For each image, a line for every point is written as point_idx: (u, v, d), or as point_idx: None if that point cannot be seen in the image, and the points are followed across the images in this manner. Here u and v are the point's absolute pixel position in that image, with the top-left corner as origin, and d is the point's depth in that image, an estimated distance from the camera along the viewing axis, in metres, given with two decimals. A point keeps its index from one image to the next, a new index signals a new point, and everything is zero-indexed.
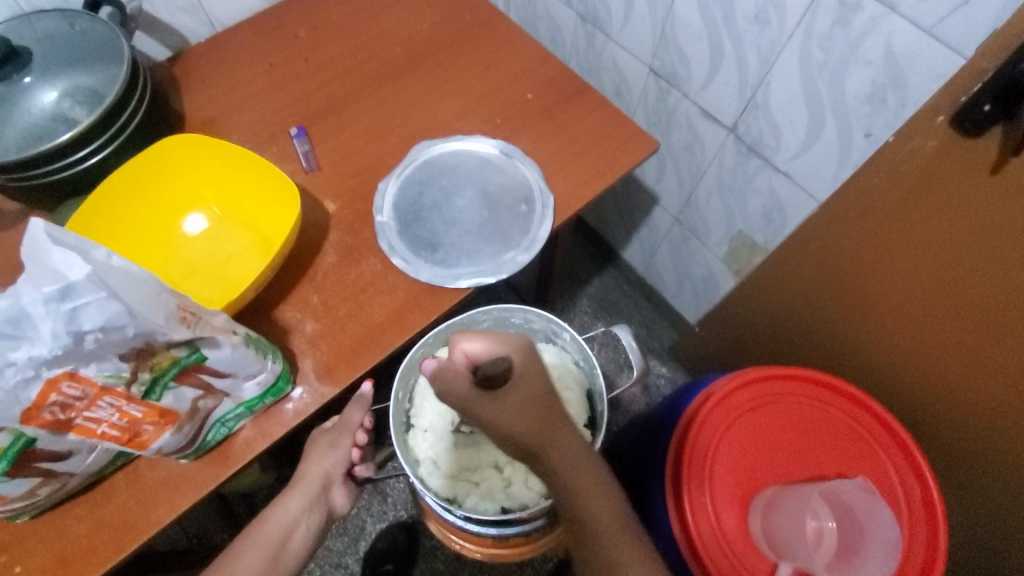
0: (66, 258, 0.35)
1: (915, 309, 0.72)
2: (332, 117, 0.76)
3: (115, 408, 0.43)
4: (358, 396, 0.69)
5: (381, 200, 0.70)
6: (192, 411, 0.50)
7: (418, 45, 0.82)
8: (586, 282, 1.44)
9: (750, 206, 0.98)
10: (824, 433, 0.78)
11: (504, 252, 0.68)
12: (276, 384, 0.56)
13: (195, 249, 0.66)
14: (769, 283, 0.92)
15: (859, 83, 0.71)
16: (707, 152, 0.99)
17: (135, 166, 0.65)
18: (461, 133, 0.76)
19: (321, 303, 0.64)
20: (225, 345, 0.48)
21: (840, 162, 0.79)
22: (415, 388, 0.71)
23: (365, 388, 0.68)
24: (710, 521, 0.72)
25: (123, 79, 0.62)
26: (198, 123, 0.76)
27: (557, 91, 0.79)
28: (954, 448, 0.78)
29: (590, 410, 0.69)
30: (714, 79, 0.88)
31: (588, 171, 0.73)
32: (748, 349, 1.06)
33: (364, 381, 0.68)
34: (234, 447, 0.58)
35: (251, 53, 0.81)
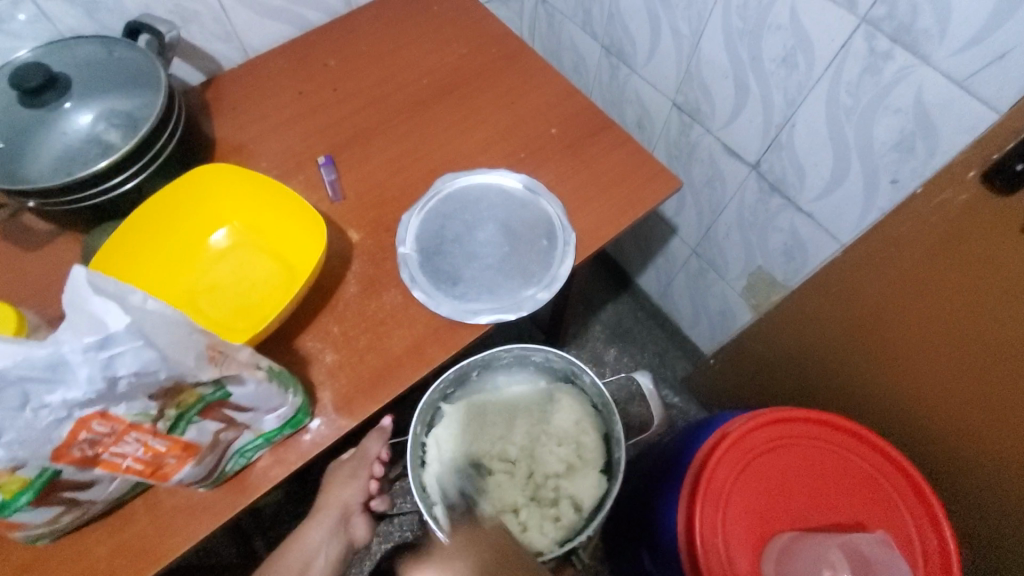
0: (104, 305, 0.36)
1: (938, 362, 0.70)
2: (359, 146, 0.77)
3: (141, 443, 0.44)
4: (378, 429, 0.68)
5: (404, 232, 0.71)
6: (213, 444, 0.50)
7: (445, 77, 0.83)
8: (601, 308, 1.44)
9: (770, 242, 0.97)
10: (842, 480, 0.77)
11: (524, 288, 0.68)
12: (296, 417, 0.57)
13: (220, 273, 0.67)
14: (788, 321, 0.91)
15: (887, 130, 0.70)
16: (728, 187, 0.99)
17: (168, 194, 0.67)
18: (485, 166, 0.76)
19: (341, 333, 0.65)
20: (249, 382, 0.48)
21: (865, 206, 0.79)
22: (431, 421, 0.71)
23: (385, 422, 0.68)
24: (723, 568, 0.71)
25: (160, 107, 0.64)
26: (227, 149, 0.77)
27: (581, 127, 0.79)
28: (972, 502, 0.77)
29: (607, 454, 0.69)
30: (739, 117, 0.88)
31: (610, 209, 0.73)
32: (764, 386, 1.05)
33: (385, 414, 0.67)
34: (251, 477, 0.58)
35: (282, 81, 0.83)
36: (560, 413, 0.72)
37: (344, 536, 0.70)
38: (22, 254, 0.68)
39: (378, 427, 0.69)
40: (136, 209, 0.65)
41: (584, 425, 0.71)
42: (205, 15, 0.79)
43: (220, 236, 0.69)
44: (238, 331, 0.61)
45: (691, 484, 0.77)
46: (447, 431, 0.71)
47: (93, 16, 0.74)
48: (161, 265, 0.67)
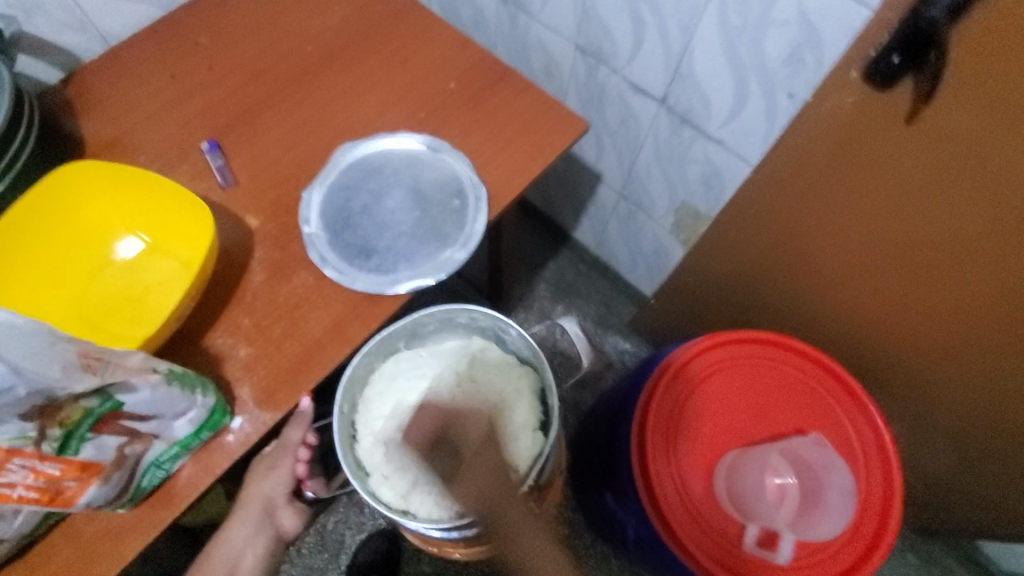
0: None
1: (852, 262, 0.73)
2: (246, 126, 0.72)
3: (29, 469, 0.40)
4: (298, 415, 0.63)
5: (307, 210, 0.67)
6: (118, 460, 0.47)
7: (330, 42, 0.78)
8: (542, 266, 1.43)
9: (689, 175, 0.98)
10: (779, 391, 0.80)
11: (442, 250, 0.66)
12: (213, 417, 0.54)
13: (110, 284, 0.61)
14: (715, 247, 0.93)
15: (777, 44, 0.71)
16: (642, 125, 0.98)
17: (25, 209, 0.59)
18: (384, 130, 0.73)
19: (253, 325, 0.61)
20: (143, 388, 0.45)
21: (769, 125, 0.80)
22: (364, 396, 0.69)
23: (304, 406, 0.62)
24: (676, 487, 0.75)
25: (6, 111, 0.57)
26: (100, 148, 0.71)
27: (480, 78, 0.76)
28: (895, 386, 0.83)
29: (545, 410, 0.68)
30: (640, 52, 0.87)
31: (520, 158, 0.72)
32: (704, 314, 1.07)
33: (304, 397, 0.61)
34: (176, 487, 0.55)
35: (150, 66, 0.76)
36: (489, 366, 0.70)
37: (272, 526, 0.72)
38: None
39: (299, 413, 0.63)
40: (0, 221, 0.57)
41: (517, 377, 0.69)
42: (48, 4, 0.71)
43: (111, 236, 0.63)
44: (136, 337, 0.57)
45: (640, 416, 0.79)
46: (382, 405, 0.69)
47: None
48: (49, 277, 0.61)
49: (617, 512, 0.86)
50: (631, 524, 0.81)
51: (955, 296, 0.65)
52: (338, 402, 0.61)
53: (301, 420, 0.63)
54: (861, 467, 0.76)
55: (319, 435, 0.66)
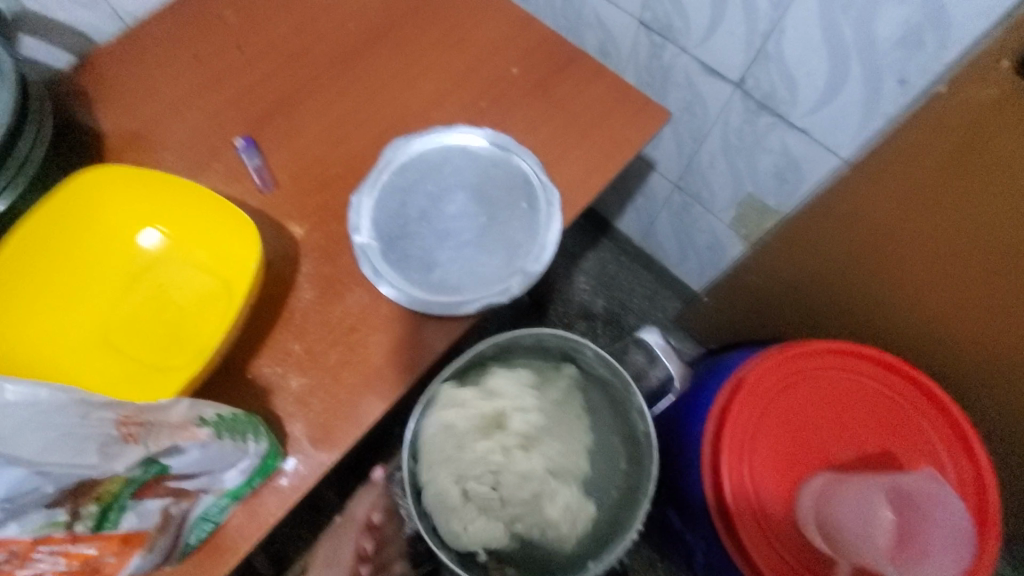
0: None
1: (959, 275, 0.66)
2: (284, 119, 0.64)
3: (60, 553, 0.34)
4: None
5: (357, 217, 0.59)
6: (164, 523, 0.39)
7: (373, 20, 0.69)
8: (582, 258, 1.37)
9: (761, 167, 0.89)
10: (858, 408, 0.75)
11: (511, 263, 0.58)
12: (265, 462, 0.47)
13: (133, 303, 0.54)
14: (792, 247, 0.86)
15: (892, 24, 0.62)
16: (710, 111, 0.89)
17: (40, 219, 0.51)
18: (440, 124, 0.64)
19: (304, 351, 0.54)
20: (192, 447, 0.38)
21: (866, 114, 0.72)
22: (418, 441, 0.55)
23: None
24: (753, 508, 0.71)
25: (11, 106, 0.48)
26: (120, 144, 0.63)
27: (545, 61, 0.67)
28: (997, 402, 0.75)
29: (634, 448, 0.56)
30: (717, 29, 0.77)
31: (594, 155, 0.63)
32: (768, 315, 1.00)
33: None
34: (225, 540, 0.48)
35: (172, 50, 0.67)
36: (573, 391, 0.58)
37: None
38: None
39: None
40: (23, 222, 0.50)
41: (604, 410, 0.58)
42: None
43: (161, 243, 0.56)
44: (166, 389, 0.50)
45: (713, 429, 0.75)
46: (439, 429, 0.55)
47: None
48: (81, 268, 0.54)
49: (683, 532, 0.81)
50: (701, 548, 0.77)
51: None
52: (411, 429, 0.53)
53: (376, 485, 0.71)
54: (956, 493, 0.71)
55: None
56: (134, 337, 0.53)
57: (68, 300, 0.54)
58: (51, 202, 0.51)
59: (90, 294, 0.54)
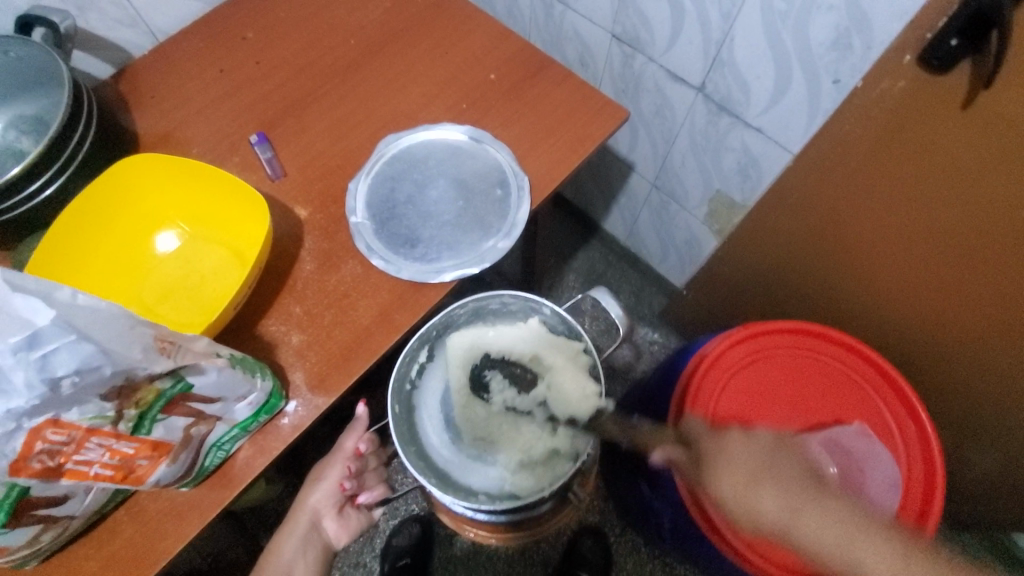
0: (29, 304, 0.33)
1: (893, 252, 0.74)
2: (292, 119, 0.74)
3: (106, 447, 0.42)
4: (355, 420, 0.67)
5: (353, 201, 0.68)
6: (185, 440, 0.49)
7: (371, 35, 0.79)
8: (571, 258, 1.45)
9: (725, 164, 0.98)
10: (813, 381, 0.80)
11: (484, 239, 0.67)
12: (270, 401, 0.56)
13: (165, 272, 0.63)
14: (752, 237, 0.94)
15: (823, 29, 0.70)
16: (678, 115, 0.98)
17: (90, 197, 0.61)
18: (426, 122, 0.74)
19: (305, 313, 0.63)
20: (210, 371, 0.46)
21: (811, 112, 0.79)
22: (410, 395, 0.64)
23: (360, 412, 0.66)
24: None
25: (65, 105, 0.58)
26: (153, 141, 0.73)
27: (519, 68, 0.77)
28: (935, 376, 0.82)
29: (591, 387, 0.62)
30: (678, 39, 0.86)
31: (561, 148, 0.72)
32: (738, 303, 1.07)
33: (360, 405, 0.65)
34: (235, 468, 0.57)
35: (199, 61, 0.78)
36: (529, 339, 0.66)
37: (318, 541, 0.65)
38: None
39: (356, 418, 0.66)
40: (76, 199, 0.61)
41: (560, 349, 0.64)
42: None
43: (200, 220, 0.65)
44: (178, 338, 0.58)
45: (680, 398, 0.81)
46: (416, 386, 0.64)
47: None
48: (128, 227, 0.65)
49: (653, 500, 0.87)
50: (669, 513, 0.82)
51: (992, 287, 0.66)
52: (394, 388, 0.61)
53: (355, 426, 0.67)
54: (903, 455, 0.75)
55: (373, 443, 0.68)
56: (160, 293, 0.62)
57: (111, 267, 0.63)
58: (108, 175, 0.62)
59: (132, 250, 0.64)
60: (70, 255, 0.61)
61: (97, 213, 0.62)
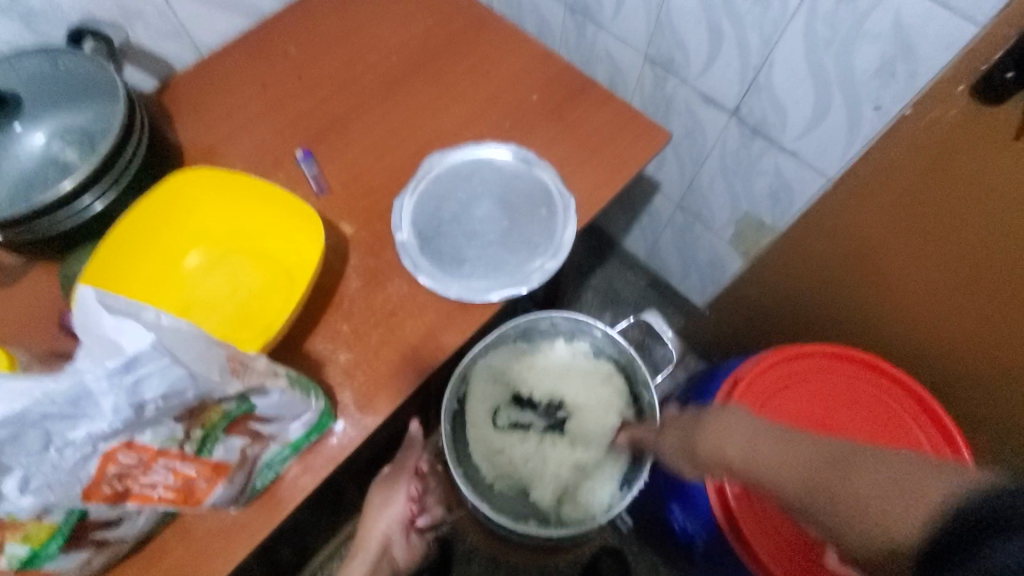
0: (118, 324, 0.32)
1: (930, 282, 0.74)
2: (336, 135, 0.74)
3: (171, 469, 0.41)
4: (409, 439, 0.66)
5: (399, 218, 0.68)
6: (242, 460, 0.48)
7: (414, 53, 0.80)
8: (590, 275, 1.45)
9: (756, 186, 0.98)
10: (849, 407, 0.80)
11: (531, 259, 0.67)
12: (321, 421, 0.55)
13: (213, 288, 0.62)
14: (783, 260, 0.94)
15: (867, 57, 0.71)
16: (709, 136, 0.98)
17: (141, 212, 0.61)
18: (470, 141, 0.74)
19: (352, 331, 0.62)
20: (273, 391, 0.46)
21: (850, 137, 0.79)
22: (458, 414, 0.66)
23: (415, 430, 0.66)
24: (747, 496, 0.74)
25: (120, 121, 0.58)
26: (195, 155, 0.73)
27: (562, 90, 0.77)
28: (975, 406, 0.82)
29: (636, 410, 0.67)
30: (715, 63, 0.87)
31: (605, 169, 0.72)
32: (765, 325, 1.07)
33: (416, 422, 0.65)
34: (282, 489, 0.56)
35: (242, 76, 0.78)
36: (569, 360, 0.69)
37: (388, 567, 0.64)
38: None
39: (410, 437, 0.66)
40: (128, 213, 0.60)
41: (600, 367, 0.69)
42: (149, 13, 0.73)
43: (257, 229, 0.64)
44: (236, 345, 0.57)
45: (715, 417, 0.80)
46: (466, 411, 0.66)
47: (27, 25, 0.67)
48: (184, 234, 0.64)
49: (682, 521, 0.84)
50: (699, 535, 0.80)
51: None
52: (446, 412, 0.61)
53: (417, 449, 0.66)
54: None
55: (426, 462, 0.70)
56: (217, 300, 0.62)
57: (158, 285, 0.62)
58: (160, 190, 0.62)
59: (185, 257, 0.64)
60: (117, 268, 0.60)
61: (150, 221, 0.62)
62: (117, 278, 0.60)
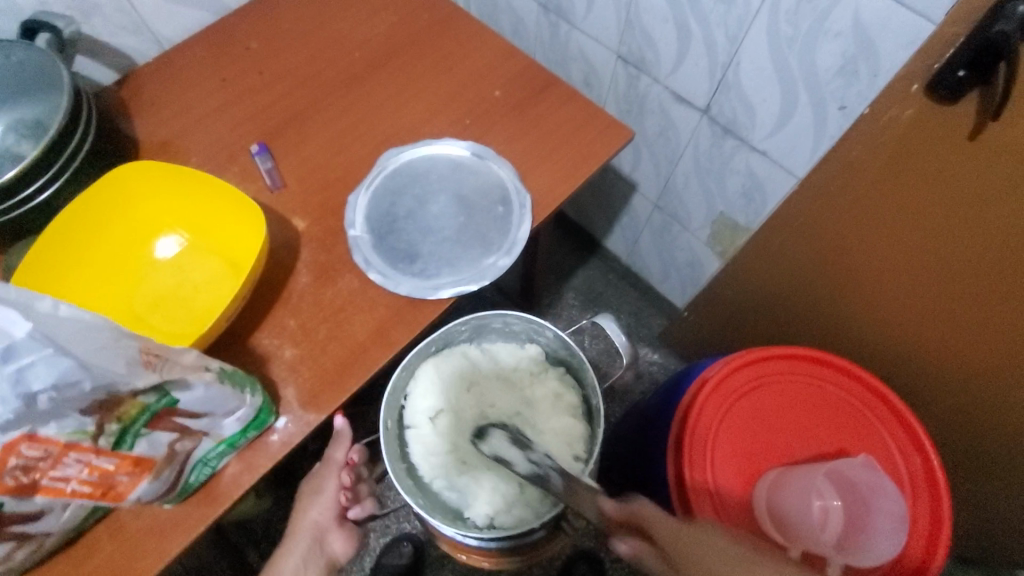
0: (5, 315, 0.32)
1: (898, 281, 0.72)
2: (294, 130, 0.73)
3: (84, 463, 0.40)
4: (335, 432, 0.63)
5: (352, 213, 0.68)
6: (169, 456, 0.47)
7: (377, 49, 0.79)
8: (571, 275, 1.44)
9: (729, 186, 0.97)
10: (819, 410, 0.78)
11: (484, 256, 0.66)
12: (259, 417, 0.54)
13: (159, 281, 0.62)
14: (756, 259, 0.92)
15: (829, 56, 0.70)
16: (682, 136, 0.97)
17: (87, 203, 0.60)
18: (429, 137, 0.73)
19: (299, 326, 0.62)
20: (197, 385, 0.45)
21: (816, 137, 0.79)
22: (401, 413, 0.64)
23: (340, 423, 0.63)
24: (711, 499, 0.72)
25: (64, 111, 0.58)
26: (152, 149, 0.72)
27: (524, 86, 0.76)
28: (946, 409, 0.80)
29: (589, 416, 0.64)
30: (684, 61, 0.86)
31: (564, 167, 0.71)
32: (739, 327, 1.06)
33: (337, 415, 0.62)
34: (221, 486, 0.55)
35: (203, 70, 0.77)
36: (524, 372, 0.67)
37: (322, 558, 0.62)
38: None
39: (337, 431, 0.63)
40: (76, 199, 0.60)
41: (555, 372, 0.66)
42: (105, 5, 0.73)
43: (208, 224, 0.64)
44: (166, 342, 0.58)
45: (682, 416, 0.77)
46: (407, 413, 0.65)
47: None
48: (134, 226, 0.64)
49: None
50: None
51: (998, 321, 0.65)
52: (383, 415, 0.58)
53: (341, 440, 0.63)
54: (908, 492, 0.73)
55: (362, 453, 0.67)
56: (155, 291, 0.62)
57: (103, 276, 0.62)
58: (109, 181, 0.62)
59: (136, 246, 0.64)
60: (65, 259, 0.60)
61: (100, 211, 0.62)
62: (55, 258, 0.60)
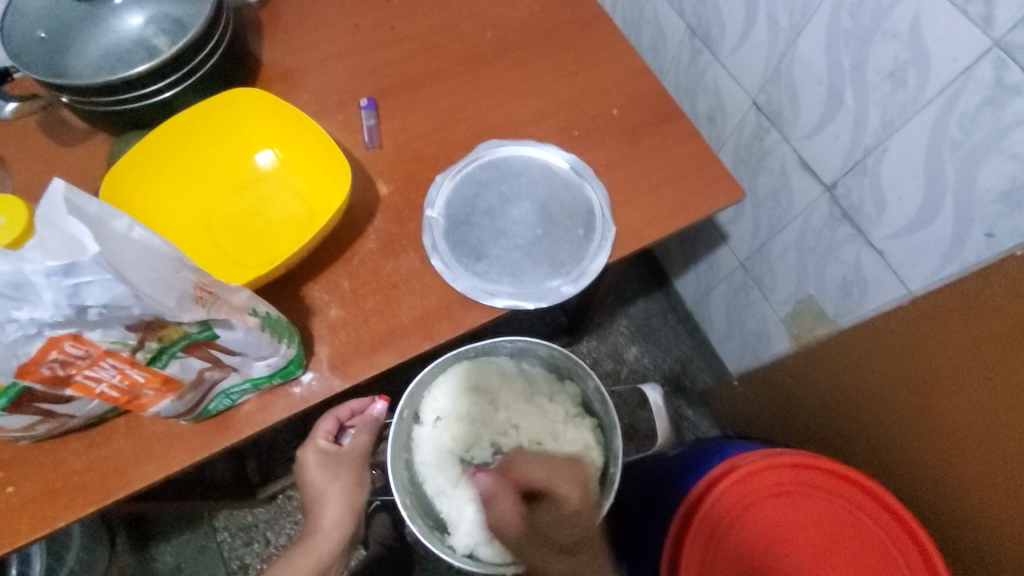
0: (79, 226, 0.32)
1: (974, 447, 0.64)
2: (405, 94, 0.73)
3: (117, 370, 0.41)
4: (365, 417, 0.68)
5: (435, 193, 0.67)
6: (196, 382, 0.48)
7: (509, 33, 0.77)
8: (631, 303, 1.39)
9: (829, 273, 0.89)
10: (847, 543, 0.67)
11: (550, 277, 0.64)
12: (288, 367, 0.54)
13: (240, 205, 0.64)
14: (837, 354, 0.85)
15: (995, 176, 0.62)
16: (794, 205, 0.90)
17: (195, 113, 0.63)
18: (533, 138, 0.71)
19: (351, 290, 0.62)
20: (239, 328, 0.45)
21: (946, 256, 0.70)
22: (422, 404, 0.69)
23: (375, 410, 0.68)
24: None
25: (203, 21, 0.59)
26: (272, 75, 0.74)
27: (645, 113, 0.72)
28: None
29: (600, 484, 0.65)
30: (824, 130, 0.79)
31: (659, 209, 0.67)
32: (787, 421, 0.99)
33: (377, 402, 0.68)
34: (236, 419, 0.57)
35: (339, 10, 0.78)
36: (557, 410, 0.69)
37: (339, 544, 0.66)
38: (51, 148, 0.66)
39: (369, 417, 0.67)
40: (187, 109, 0.62)
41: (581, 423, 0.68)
42: None
43: (300, 173, 0.65)
44: (196, 261, 0.61)
45: (703, 489, 0.70)
46: (423, 404, 0.69)
47: None
48: (231, 145, 0.65)
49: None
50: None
51: None
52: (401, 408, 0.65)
53: (368, 422, 0.67)
54: None
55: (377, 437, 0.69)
56: (225, 201, 0.64)
57: (193, 184, 0.64)
58: (223, 98, 0.64)
59: (228, 163, 0.65)
60: (163, 159, 0.63)
61: (204, 122, 0.64)
62: (167, 136, 0.62)
